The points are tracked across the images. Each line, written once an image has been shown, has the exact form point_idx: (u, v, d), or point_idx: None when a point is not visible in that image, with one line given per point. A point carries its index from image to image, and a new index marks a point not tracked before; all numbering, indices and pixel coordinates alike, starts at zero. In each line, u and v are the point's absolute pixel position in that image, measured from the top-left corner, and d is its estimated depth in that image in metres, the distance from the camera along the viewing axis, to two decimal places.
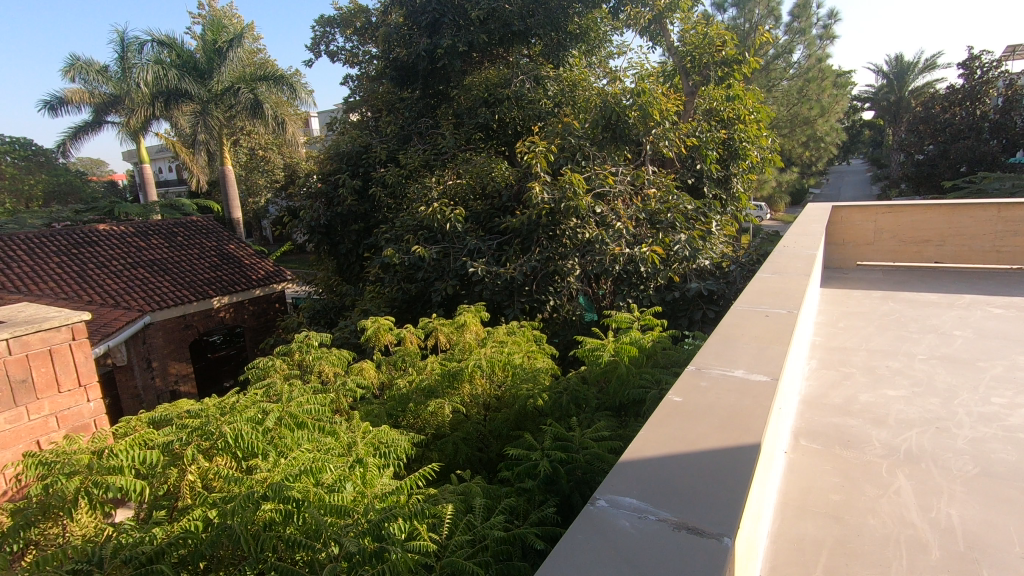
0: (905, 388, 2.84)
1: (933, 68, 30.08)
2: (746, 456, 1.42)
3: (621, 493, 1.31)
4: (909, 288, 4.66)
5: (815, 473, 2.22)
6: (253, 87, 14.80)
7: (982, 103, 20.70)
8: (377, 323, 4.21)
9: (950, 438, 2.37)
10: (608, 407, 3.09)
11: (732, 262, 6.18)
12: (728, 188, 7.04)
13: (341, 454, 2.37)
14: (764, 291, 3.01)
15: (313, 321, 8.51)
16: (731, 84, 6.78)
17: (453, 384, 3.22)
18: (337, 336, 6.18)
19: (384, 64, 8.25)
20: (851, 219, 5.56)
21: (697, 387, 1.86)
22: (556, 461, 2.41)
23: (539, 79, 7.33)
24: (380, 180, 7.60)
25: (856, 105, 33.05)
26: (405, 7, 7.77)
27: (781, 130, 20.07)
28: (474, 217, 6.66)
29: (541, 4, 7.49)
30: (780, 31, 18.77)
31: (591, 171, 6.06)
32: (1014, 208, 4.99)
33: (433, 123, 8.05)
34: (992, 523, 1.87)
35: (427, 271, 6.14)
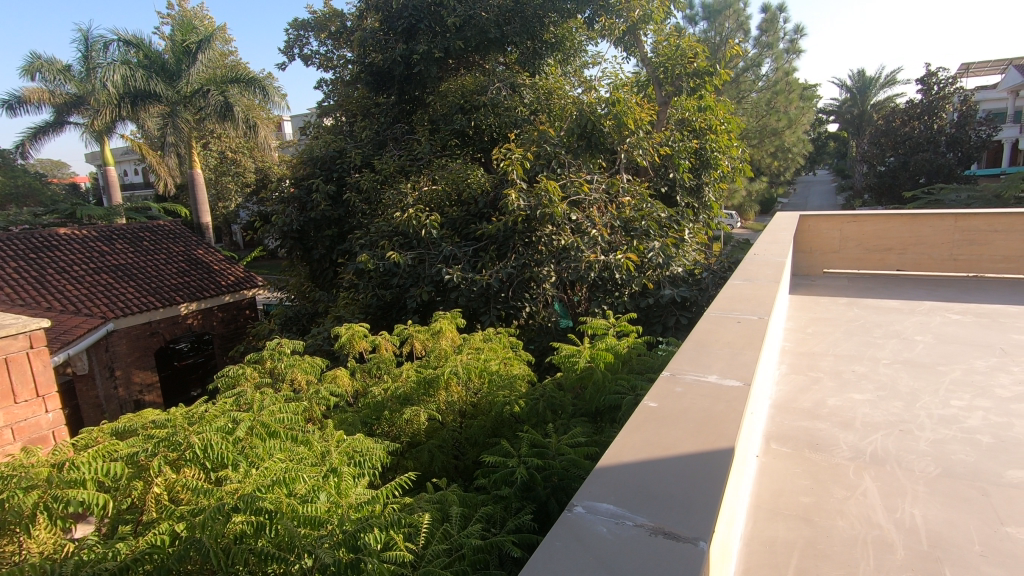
0: (870, 392, 2.93)
1: (893, 83, 31.30)
2: (720, 460, 1.44)
3: (599, 499, 1.32)
4: (874, 295, 4.81)
5: (786, 477, 2.26)
6: (223, 89, 14.50)
7: (939, 117, 21.64)
8: (351, 330, 4.15)
9: (913, 440, 2.45)
10: (584, 413, 3.11)
11: (705, 269, 6.28)
12: (700, 198, 7.20)
13: (315, 463, 2.33)
14: (736, 298, 3.07)
15: (284, 328, 8.37)
16: (702, 95, 6.93)
17: (429, 392, 3.21)
18: (310, 343, 6.08)
19: (358, 68, 8.14)
20: (817, 228, 5.74)
21: (672, 392, 1.89)
22: (533, 467, 2.41)
23: (516, 87, 7.36)
24: (355, 186, 7.52)
25: (822, 117, 34.15)
26: (381, 12, 7.73)
27: (751, 140, 20.57)
28: (449, 223, 6.64)
29: (517, 13, 7.53)
30: (749, 45, 19.31)
31: (567, 179, 6.14)
32: (969, 218, 5.22)
33: (408, 129, 8.04)
34: (953, 523, 1.94)
35: (403, 277, 6.10)
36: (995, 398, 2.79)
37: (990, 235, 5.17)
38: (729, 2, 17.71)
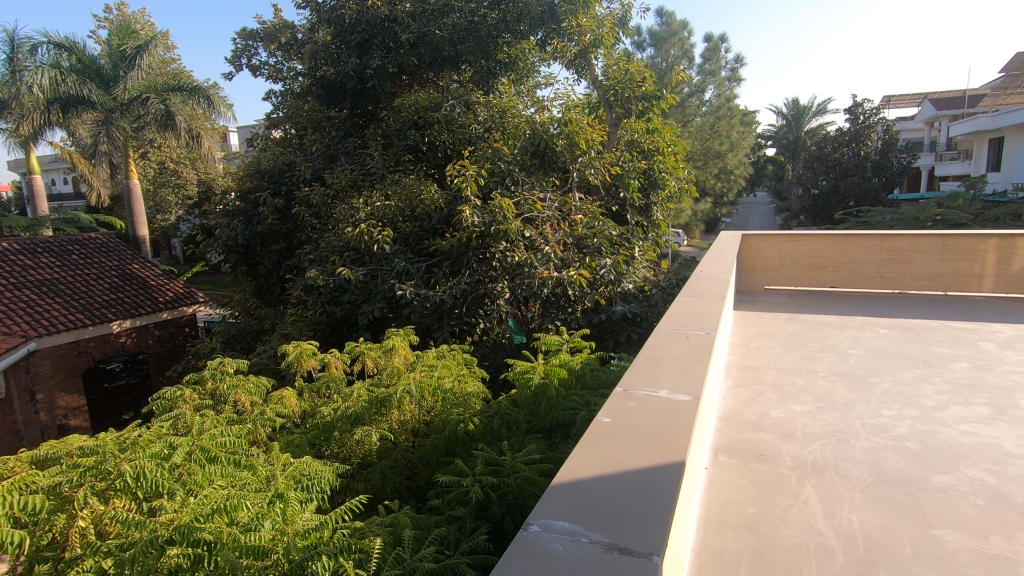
0: (809, 404, 3.07)
1: (823, 111, 33.50)
2: (671, 474, 1.47)
3: (554, 517, 1.32)
4: (811, 310, 5.07)
5: (733, 488, 2.33)
6: (164, 98, 13.93)
7: (865, 145, 23.31)
8: (299, 348, 4.00)
9: (849, 448, 2.57)
10: (538, 429, 3.11)
11: (654, 286, 6.44)
12: (648, 217, 7.39)
13: (259, 489, 2.21)
14: (684, 314, 3.16)
15: (227, 346, 8.05)
16: (650, 118, 7.20)
17: (381, 411, 3.12)
18: (255, 362, 5.85)
19: (309, 81, 7.94)
20: (758, 246, 6.01)
21: (625, 408, 1.92)
22: (488, 486, 2.38)
23: (470, 105, 7.37)
24: (305, 200, 7.33)
25: (760, 142, 36.06)
26: (334, 26, 7.62)
27: (696, 162, 21.44)
28: (403, 238, 6.57)
29: (471, 32, 7.52)
30: (694, 71, 20.22)
31: (521, 197, 6.21)
32: (895, 238, 5.58)
33: (360, 144, 7.96)
34: (887, 527, 2.04)
35: (354, 293, 5.97)
36: (920, 407, 2.97)
37: (912, 255, 5.55)
38: (675, 30, 18.56)
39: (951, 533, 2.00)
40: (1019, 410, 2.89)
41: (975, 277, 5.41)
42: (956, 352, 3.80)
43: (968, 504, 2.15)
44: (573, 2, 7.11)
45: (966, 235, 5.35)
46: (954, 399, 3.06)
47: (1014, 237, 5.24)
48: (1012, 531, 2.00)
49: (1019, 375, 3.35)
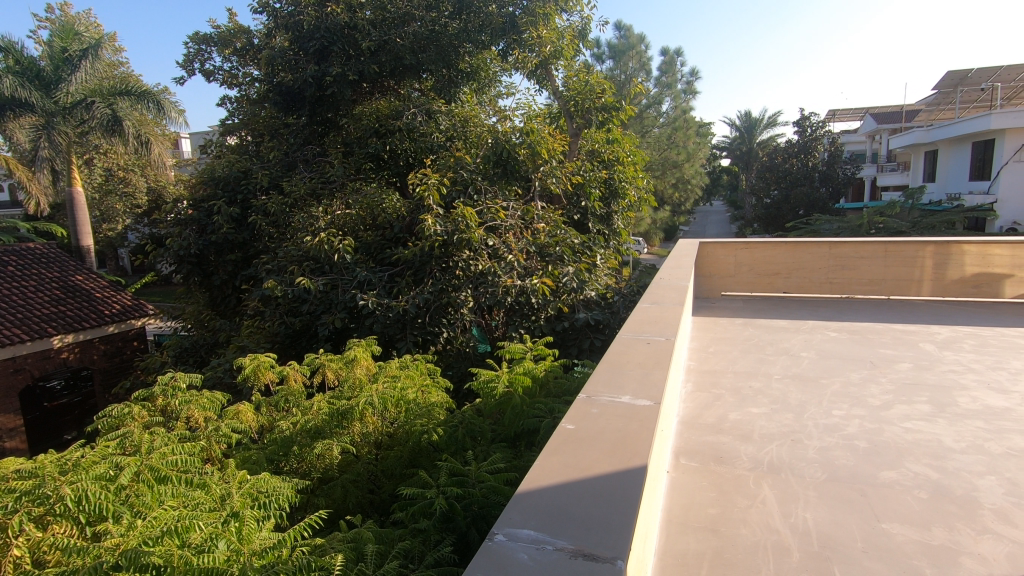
0: (765, 406, 3.17)
1: (773, 124, 34.95)
2: (633, 479, 1.49)
3: (519, 525, 1.32)
4: (765, 315, 5.25)
5: (694, 491, 2.37)
6: (110, 102, 13.39)
7: (812, 156, 24.41)
8: (256, 361, 3.88)
9: (803, 448, 2.67)
10: (503, 438, 3.11)
11: (616, 293, 6.57)
12: (610, 225, 7.50)
13: (213, 509, 2.11)
14: (645, 320, 3.22)
15: (179, 360, 7.75)
16: (610, 128, 7.36)
17: (342, 424, 3.05)
18: (209, 376, 5.65)
19: (266, 87, 7.76)
20: (715, 254, 6.19)
21: (588, 414, 1.94)
22: (452, 497, 2.35)
23: (431, 113, 7.31)
24: (262, 209, 7.14)
25: (715, 152, 37.24)
26: (291, 32, 7.49)
27: (654, 172, 21.95)
28: (364, 247, 6.48)
29: (432, 41, 7.49)
30: (651, 84, 20.74)
31: (483, 205, 6.18)
32: (842, 245, 5.85)
33: (320, 151, 7.84)
34: (839, 523, 2.12)
35: (314, 304, 5.85)
36: (868, 407, 3.11)
37: (858, 261, 5.82)
38: (633, 43, 19.05)
39: (898, 527, 2.09)
40: (957, 407, 3.06)
41: (915, 282, 5.70)
42: (900, 353, 4.00)
43: (913, 498, 2.26)
44: (533, 14, 7.22)
45: (906, 242, 5.65)
46: (898, 398, 3.21)
47: (948, 244, 5.58)
48: (953, 522, 2.10)
49: (956, 374, 3.55)
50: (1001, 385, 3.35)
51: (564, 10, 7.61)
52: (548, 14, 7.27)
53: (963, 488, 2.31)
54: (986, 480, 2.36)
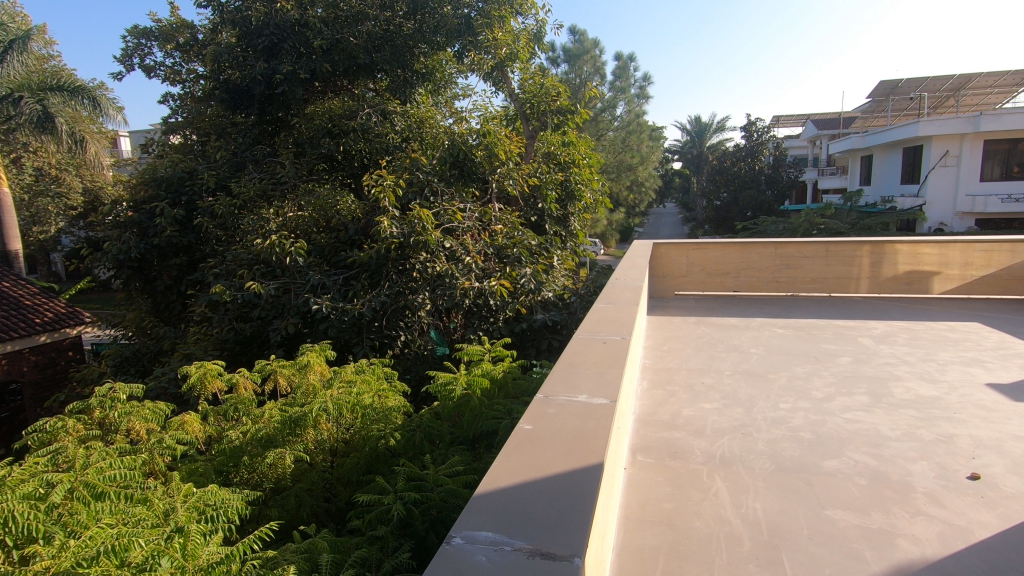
0: (717, 401, 3.27)
1: (722, 129, 36.21)
2: (590, 477, 1.50)
3: (477, 528, 1.31)
4: (716, 314, 5.42)
5: (650, 486, 2.42)
6: (40, 98, 12.57)
7: (758, 160, 25.57)
8: (203, 369, 3.71)
9: (753, 441, 2.77)
10: (461, 440, 3.09)
11: (573, 294, 6.69)
12: (566, 227, 7.55)
13: (155, 525, 2.00)
14: (602, 320, 3.27)
15: (119, 371, 7.35)
16: (565, 131, 7.45)
17: (295, 431, 2.94)
18: (152, 387, 5.38)
19: (212, 84, 7.46)
20: (668, 254, 6.35)
21: (545, 414, 1.95)
22: (410, 502, 2.32)
23: (386, 114, 7.19)
24: (208, 210, 6.87)
25: (668, 156, 38.26)
26: (238, 28, 7.24)
27: (610, 174, 22.29)
28: (318, 250, 6.35)
29: (386, 41, 7.43)
30: (605, 88, 21.02)
31: (440, 207, 6.14)
32: (787, 245, 6.08)
33: (270, 152, 7.60)
34: (786, 512, 2.21)
35: (265, 308, 5.65)
36: (812, 399, 3.26)
37: (802, 261, 6.07)
38: (587, 48, 19.34)
39: (840, 512, 2.20)
40: (892, 397, 3.25)
41: (854, 280, 6.00)
42: (840, 348, 4.20)
43: (853, 485, 2.38)
44: (489, 16, 7.22)
45: (845, 242, 5.93)
46: (839, 390, 3.38)
47: (883, 244, 5.89)
48: (890, 506, 2.22)
49: (891, 366, 3.76)
50: (931, 375, 3.57)
51: (519, 13, 7.65)
52: (503, 17, 7.28)
53: (898, 473, 2.45)
54: (918, 465, 2.51)
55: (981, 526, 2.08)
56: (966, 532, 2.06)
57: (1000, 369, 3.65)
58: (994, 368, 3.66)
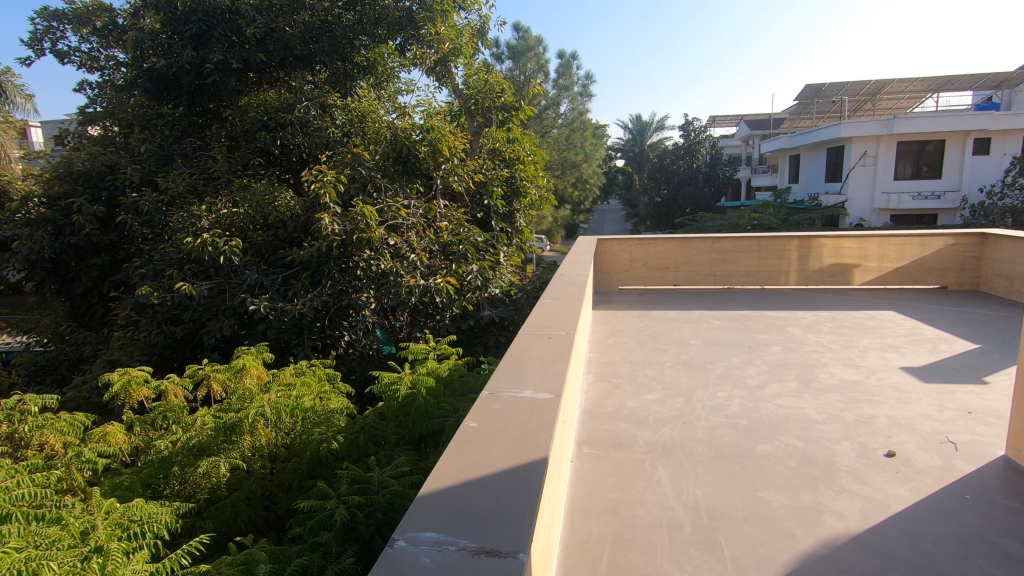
0: (659, 392, 3.37)
1: (661, 128, 37.40)
2: (535, 472, 1.51)
3: (420, 529, 1.28)
4: (658, 307, 5.60)
5: (596, 478, 2.47)
6: None
7: (695, 158, 26.58)
8: (126, 376, 3.47)
9: (692, 429, 2.87)
10: (407, 440, 3.06)
11: (520, 290, 6.72)
12: (512, 223, 7.55)
13: (71, 546, 1.86)
14: (547, 315, 3.30)
15: (33, 380, 6.82)
16: (509, 128, 7.47)
17: (230, 438, 2.80)
18: (71, 396, 5.02)
19: (134, 73, 6.99)
20: (612, 250, 6.49)
21: (491, 411, 1.94)
22: (354, 506, 2.26)
23: (326, 107, 6.98)
24: (132, 207, 6.44)
25: (611, 154, 39.09)
26: (163, 13, 6.82)
27: (555, 171, 22.55)
28: (254, 248, 6.09)
29: (324, 31, 7.21)
30: (549, 86, 21.15)
31: (383, 204, 6.00)
32: (723, 240, 6.33)
33: (201, 145, 7.22)
34: (723, 496, 2.31)
35: (197, 311, 5.40)
36: (746, 387, 3.41)
37: (737, 255, 6.34)
38: (531, 45, 19.41)
39: (773, 494, 2.31)
40: (818, 383, 3.45)
41: (784, 273, 6.34)
42: (772, 337, 4.43)
43: (784, 467, 2.51)
44: (431, 9, 7.12)
45: (775, 237, 6.24)
46: (771, 377, 3.56)
47: (810, 238, 6.23)
48: (817, 485, 2.36)
49: (818, 354, 3.99)
50: (852, 361, 3.82)
51: (462, 8, 7.60)
52: (446, 11, 7.22)
53: (824, 454, 2.60)
54: (842, 446, 2.67)
55: (897, 499, 2.24)
56: (884, 506, 2.21)
57: (912, 353, 3.94)
58: (907, 353, 3.94)
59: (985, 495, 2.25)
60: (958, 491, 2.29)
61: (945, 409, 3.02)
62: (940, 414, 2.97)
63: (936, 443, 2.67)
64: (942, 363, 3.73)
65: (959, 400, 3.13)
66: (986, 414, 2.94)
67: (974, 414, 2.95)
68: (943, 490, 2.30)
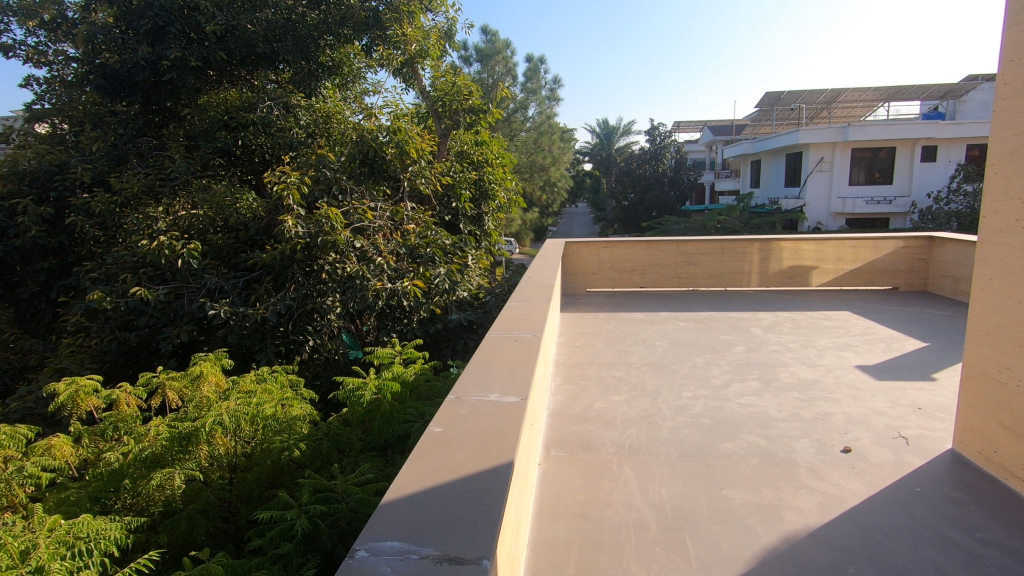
0: (626, 393, 3.40)
1: (628, 133, 38.00)
2: (500, 476, 1.50)
3: (382, 538, 1.26)
4: (625, 309, 5.67)
5: (564, 480, 2.47)
6: None
7: (660, 163, 27.16)
8: (74, 386, 3.29)
9: (658, 429, 2.91)
10: (373, 446, 3.02)
11: (488, 294, 6.71)
12: (481, 226, 7.52)
13: (8, 567, 1.76)
14: (515, 318, 3.30)
15: None
16: (477, 130, 7.46)
17: (186, 448, 2.69)
18: (15, 407, 4.77)
19: (85, 69, 6.69)
20: (580, 253, 6.54)
21: (456, 415, 1.92)
22: (316, 515, 2.19)
23: (289, 107, 6.83)
24: (83, 208, 6.17)
25: (579, 158, 39.49)
26: (117, 7, 6.57)
27: (523, 174, 22.61)
28: (214, 251, 5.92)
29: (288, 30, 7.06)
30: (517, 89, 21.19)
31: (348, 206, 5.92)
32: (687, 243, 6.46)
33: (158, 144, 6.97)
34: (688, 494, 2.34)
35: (153, 316, 5.20)
36: (710, 387, 3.48)
37: (700, 257, 6.49)
38: (498, 48, 19.46)
39: (735, 491, 2.36)
40: (779, 381, 3.54)
41: (746, 275, 6.49)
42: (734, 337, 4.53)
43: (747, 465, 2.56)
44: (397, 10, 7.08)
45: (738, 239, 6.39)
46: (734, 377, 3.64)
47: (770, 241, 6.40)
48: (778, 482, 2.42)
49: (778, 353, 4.10)
50: (811, 360, 3.94)
51: (428, 10, 7.56)
52: (412, 12, 7.19)
53: (784, 451, 2.67)
54: (800, 443, 2.75)
55: (853, 494, 2.32)
56: (842, 500, 2.28)
57: (866, 352, 4.09)
58: (862, 352, 4.09)
59: (933, 487, 2.35)
60: (909, 483, 2.38)
61: (897, 405, 3.14)
62: (892, 410, 3.08)
63: (888, 439, 2.77)
64: (894, 361, 3.88)
65: (909, 396, 3.26)
66: (935, 409, 3.07)
67: (923, 409, 3.08)
68: (896, 483, 2.39)
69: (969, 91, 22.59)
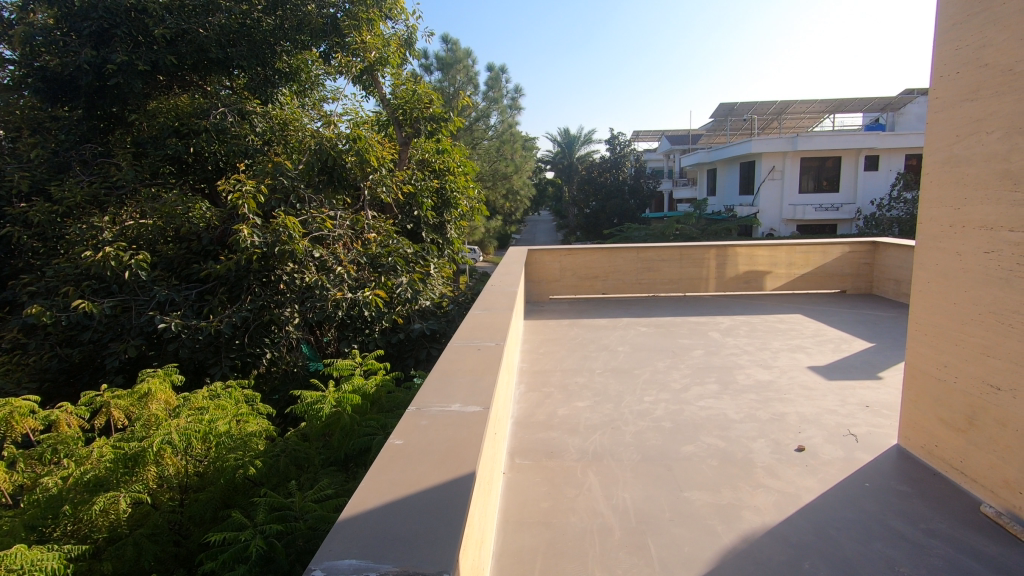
0: (589, 399, 3.43)
1: (588, 142, 38.57)
2: (461, 488, 1.48)
3: (339, 557, 1.22)
4: (588, 315, 5.73)
5: (528, 488, 2.47)
6: None
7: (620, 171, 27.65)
8: (8, 408, 3.08)
9: (621, 434, 2.94)
10: (333, 461, 2.95)
11: (451, 302, 6.63)
12: (443, 235, 7.41)
13: None
14: (477, 327, 3.29)
15: None
16: (439, 138, 7.40)
17: (132, 470, 2.56)
18: None
19: (23, 72, 6.35)
20: (543, 260, 6.61)
21: (417, 427, 1.90)
22: (272, 535, 2.11)
23: (244, 114, 6.65)
24: (20, 218, 5.84)
25: (541, 166, 39.81)
26: (57, 8, 6.27)
27: (486, 182, 22.61)
28: (164, 262, 5.69)
29: (242, 35, 6.87)
30: (478, 97, 21.17)
31: (307, 215, 5.77)
32: (647, 250, 6.60)
33: (102, 151, 6.65)
34: (650, 498, 2.37)
35: (98, 331, 4.96)
36: (670, 391, 3.54)
37: (660, 264, 6.62)
38: (459, 57, 19.43)
39: (696, 493, 2.40)
40: (736, 383, 3.64)
41: (704, 280, 6.66)
42: (694, 342, 4.63)
43: (707, 466, 2.62)
44: (356, 18, 7.02)
45: (695, 246, 6.55)
46: (693, 380, 3.72)
47: (727, 248, 6.58)
48: (737, 482, 2.47)
49: (736, 356, 4.22)
50: (766, 362, 4.07)
51: (388, 17, 7.52)
52: (372, 19, 7.12)
53: (742, 452, 2.74)
54: (757, 443, 2.83)
55: (807, 491, 2.39)
56: (796, 498, 2.35)
57: (817, 353, 4.24)
58: (813, 353, 4.25)
59: (882, 481, 2.45)
60: (859, 479, 2.48)
61: (846, 404, 3.26)
62: (842, 408, 3.20)
63: (839, 437, 2.87)
64: (843, 361, 4.04)
65: (858, 394, 3.40)
66: (881, 407, 3.21)
67: (871, 407, 3.21)
68: (847, 479, 2.48)
69: (906, 105, 23.91)
